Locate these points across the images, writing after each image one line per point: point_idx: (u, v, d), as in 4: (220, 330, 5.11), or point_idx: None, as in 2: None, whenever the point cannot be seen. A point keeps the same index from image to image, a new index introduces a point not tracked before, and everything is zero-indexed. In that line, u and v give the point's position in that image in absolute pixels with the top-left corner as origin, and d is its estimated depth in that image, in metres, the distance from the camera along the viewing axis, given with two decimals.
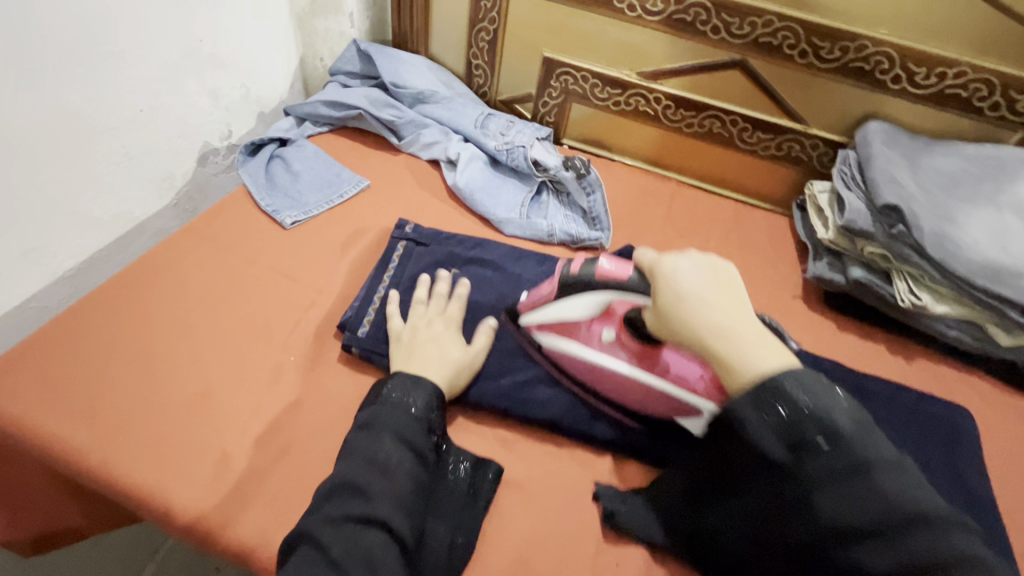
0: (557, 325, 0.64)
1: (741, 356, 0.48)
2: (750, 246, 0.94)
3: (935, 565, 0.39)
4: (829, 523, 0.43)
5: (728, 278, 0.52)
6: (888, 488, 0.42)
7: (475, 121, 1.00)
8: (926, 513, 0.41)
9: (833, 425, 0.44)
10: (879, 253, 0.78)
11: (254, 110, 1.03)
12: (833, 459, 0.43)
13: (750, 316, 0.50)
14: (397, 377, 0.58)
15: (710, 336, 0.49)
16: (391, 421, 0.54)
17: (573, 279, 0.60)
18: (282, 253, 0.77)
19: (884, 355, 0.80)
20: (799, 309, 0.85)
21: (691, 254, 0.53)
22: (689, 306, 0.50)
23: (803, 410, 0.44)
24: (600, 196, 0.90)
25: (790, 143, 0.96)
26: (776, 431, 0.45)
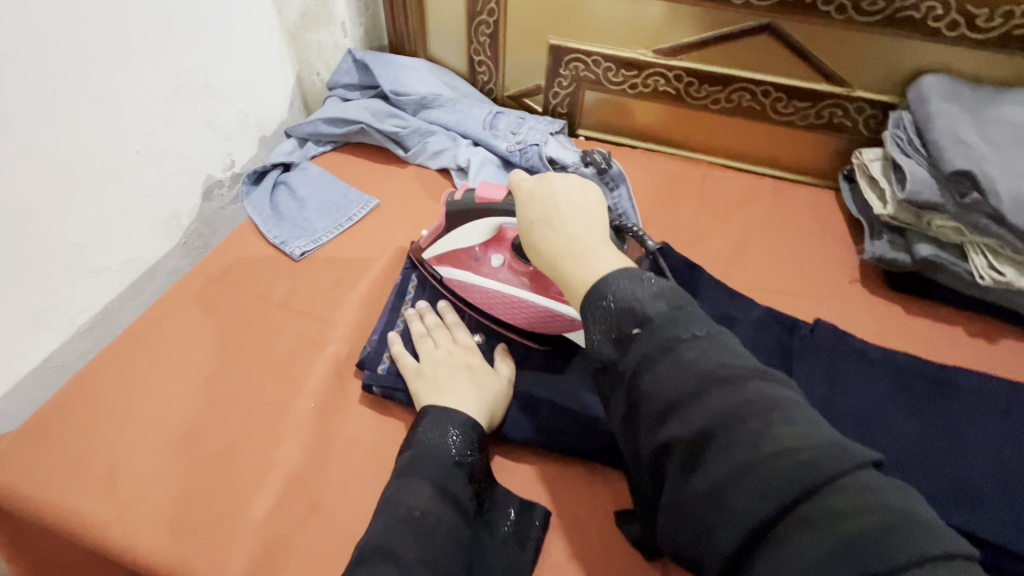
0: (451, 254, 0.67)
1: (581, 264, 0.50)
2: (795, 229, 0.85)
3: (736, 419, 0.36)
4: (644, 401, 0.40)
5: (583, 204, 0.54)
6: (692, 359, 0.40)
7: (483, 122, 0.94)
8: (736, 374, 0.39)
9: (642, 311, 0.43)
10: (949, 226, 0.69)
11: (254, 135, 0.99)
12: (644, 341, 0.42)
13: (595, 235, 0.52)
14: (430, 417, 0.54)
15: (558, 247, 0.52)
16: (427, 467, 0.49)
17: (457, 205, 0.65)
18: (293, 287, 0.73)
19: (963, 338, 0.71)
20: (859, 294, 0.76)
21: (548, 181, 0.56)
22: (540, 228, 0.54)
23: (623, 302, 0.44)
24: (626, 191, 0.83)
25: (831, 109, 0.87)
26: (603, 329, 0.45)
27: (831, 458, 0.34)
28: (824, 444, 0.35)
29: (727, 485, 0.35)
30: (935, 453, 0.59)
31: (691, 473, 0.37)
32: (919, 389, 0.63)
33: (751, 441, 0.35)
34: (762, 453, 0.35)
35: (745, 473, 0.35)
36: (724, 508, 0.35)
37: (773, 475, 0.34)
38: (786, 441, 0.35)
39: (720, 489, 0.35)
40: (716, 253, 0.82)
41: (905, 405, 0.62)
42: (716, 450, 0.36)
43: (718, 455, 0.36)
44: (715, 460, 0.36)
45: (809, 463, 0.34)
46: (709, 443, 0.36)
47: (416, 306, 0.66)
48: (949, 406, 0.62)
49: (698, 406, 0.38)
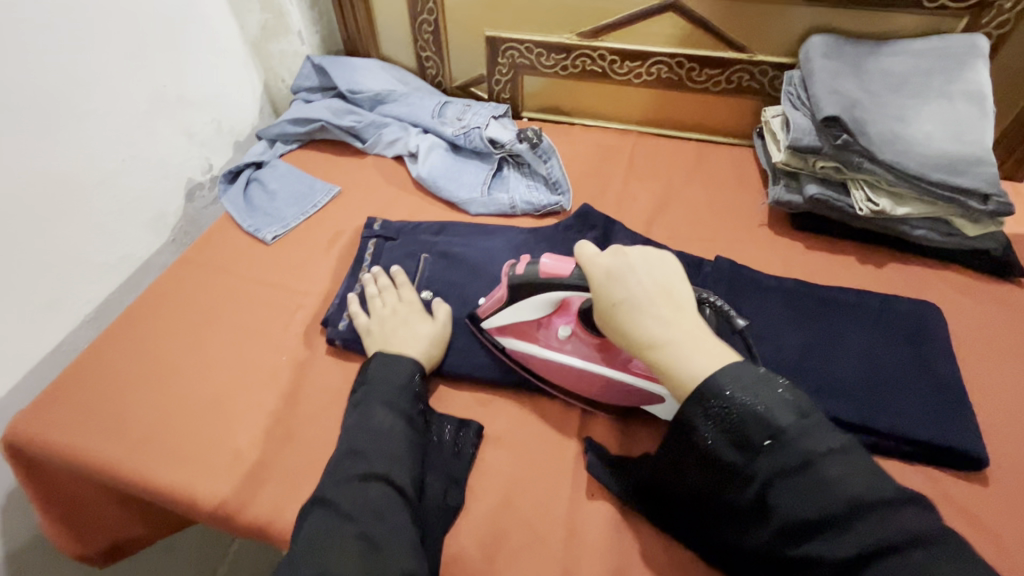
0: (515, 326, 0.66)
1: (679, 355, 0.51)
2: (713, 183, 0.95)
3: (890, 550, 0.42)
4: (781, 515, 0.46)
5: (666, 281, 0.55)
6: (830, 479, 0.44)
7: (432, 111, 1.04)
8: (882, 503, 0.44)
9: (775, 424, 0.46)
10: (831, 166, 0.78)
11: (229, 140, 1.10)
12: (780, 456, 0.46)
13: (685, 319, 0.53)
14: (379, 357, 0.64)
15: (647, 334, 0.52)
16: (379, 392, 0.61)
17: (519, 281, 0.62)
18: (267, 266, 0.84)
19: (853, 265, 0.80)
20: (766, 235, 0.86)
21: (631, 260, 0.56)
22: (630, 314, 0.53)
23: (750, 412, 0.47)
24: (557, 161, 0.93)
25: (739, 74, 0.96)
26: (726, 436, 0.48)
27: None
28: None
29: None
30: (815, 358, 0.68)
31: None
32: (805, 308, 0.73)
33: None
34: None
35: None
36: None
37: None
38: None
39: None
40: (641, 210, 0.91)
41: (793, 322, 0.72)
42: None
43: None
44: None
45: None
46: (861, 568, 0.43)
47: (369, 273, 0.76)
48: (832, 319, 0.72)
49: (855, 534, 0.44)
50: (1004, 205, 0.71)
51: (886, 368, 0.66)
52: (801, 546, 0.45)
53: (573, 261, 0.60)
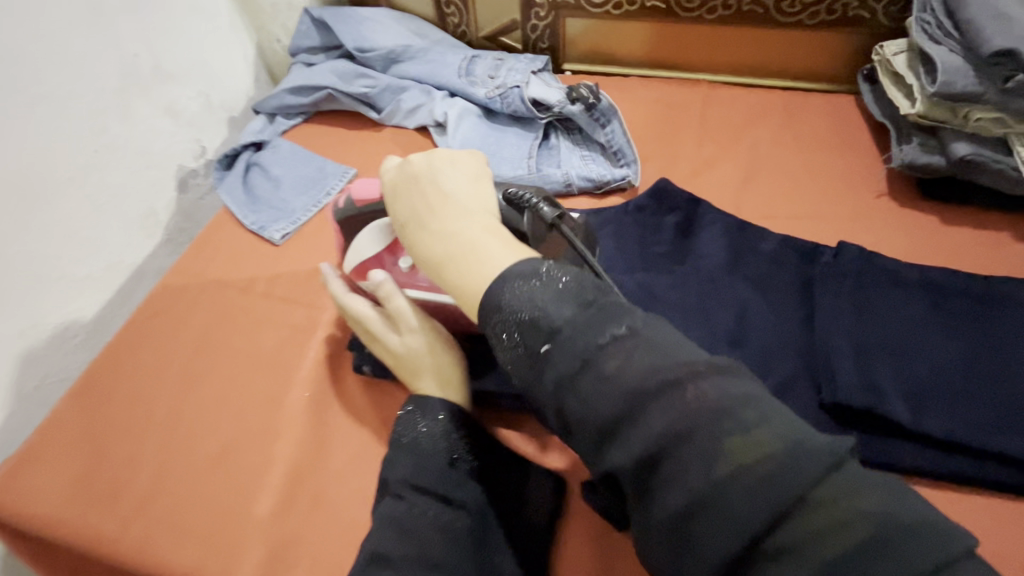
0: (359, 268, 0.57)
1: (468, 262, 0.41)
2: (812, 144, 0.77)
3: (682, 436, 0.31)
4: (574, 428, 0.34)
5: (450, 187, 0.47)
6: (610, 372, 0.33)
7: (459, 69, 0.87)
8: (673, 380, 0.32)
9: (548, 324, 0.36)
10: (990, 117, 0.60)
11: (222, 117, 0.94)
12: (559, 360, 0.35)
13: (478, 223, 0.44)
14: (404, 412, 0.50)
15: (432, 249, 0.44)
16: (402, 465, 0.46)
17: (345, 217, 0.57)
18: (277, 274, 0.70)
19: (1010, 243, 0.63)
20: (891, 209, 0.68)
21: (417, 172, 0.48)
22: (415, 230, 0.46)
23: (525, 318, 0.37)
24: (619, 125, 0.75)
25: (843, 1, 0.77)
26: (512, 350, 0.37)
27: (801, 470, 0.29)
28: (788, 448, 0.29)
29: (686, 516, 0.30)
30: (986, 374, 0.53)
31: (650, 505, 0.32)
32: (957, 308, 0.57)
33: (703, 459, 0.30)
34: (723, 472, 0.29)
35: (705, 503, 0.30)
36: (692, 544, 0.30)
37: (761, 500, 0.29)
38: (742, 456, 0.30)
39: (682, 517, 0.30)
40: (724, 180, 0.74)
41: (945, 326, 0.56)
42: (669, 473, 0.31)
43: (674, 480, 0.31)
44: (670, 489, 0.31)
45: (781, 481, 0.29)
46: (658, 465, 0.31)
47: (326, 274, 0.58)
48: (998, 320, 0.56)
49: (644, 429, 0.32)
50: None
51: None
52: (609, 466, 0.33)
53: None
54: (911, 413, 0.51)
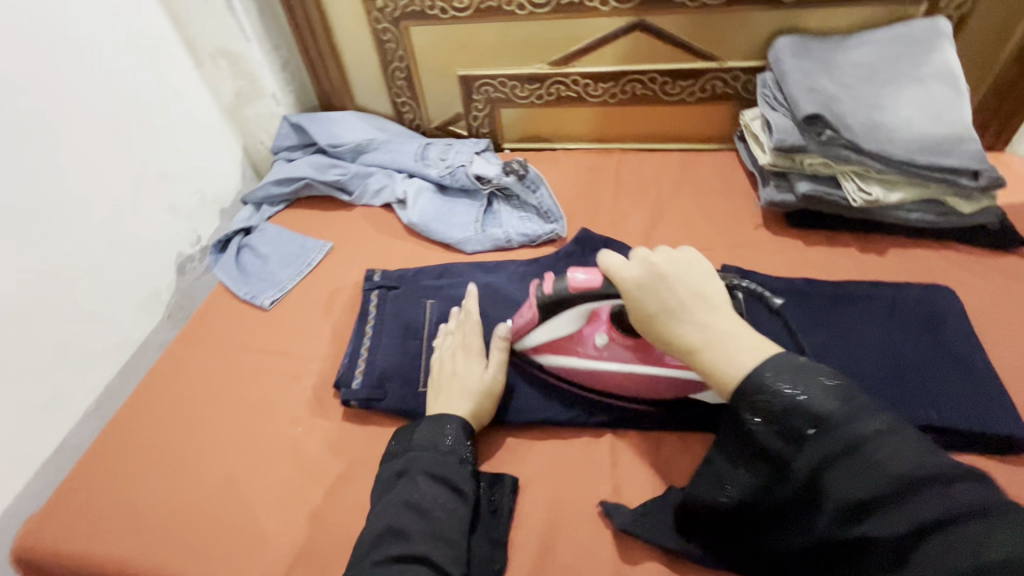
0: (549, 341, 0.67)
1: (725, 357, 0.52)
2: (703, 191, 0.95)
3: (946, 524, 0.39)
4: (830, 496, 0.44)
5: (695, 283, 0.56)
6: (878, 458, 0.43)
7: (415, 154, 1.05)
8: (939, 478, 0.41)
9: (814, 412, 0.46)
10: (818, 161, 0.79)
11: (214, 209, 1.09)
12: (823, 442, 0.45)
13: (714, 319, 0.54)
14: (425, 419, 0.63)
15: (688, 341, 0.54)
16: (425, 461, 0.59)
17: (547, 300, 0.63)
18: (269, 332, 0.82)
19: (857, 255, 0.80)
20: (765, 236, 0.86)
21: (684, 259, 0.57)
22: (665, 322, 0.55)
23: (790, 402, 0.47)
24: (546, 190, 0.93)
25: (713, 82, 0.98)
26: (769, 425, 0.48)
27: None
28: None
29: None
30: (835, 355, 0.67)
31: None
32: (817, 306, 0.72)
33: (968, 546, 0.38)
34: (972, 561, 0.37)
35: None
36: None
37: None
38: (998, 548, 0.37)
39: None
40: (636, 226, 0.91)
41: (807, 321, 0.71)
42: (928, 555, 0.39)
43: (930, 557, 0.39)
44: (928, 564, 0.39)
45: None
46: (919, 544, 0.40)
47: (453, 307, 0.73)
48: (851, 314, 0.71)
49: (902, 509, 0.41)
50: (993, 178, 0.72)
51: (912, 362, 0.66)
52: (853, 533, 0.43)
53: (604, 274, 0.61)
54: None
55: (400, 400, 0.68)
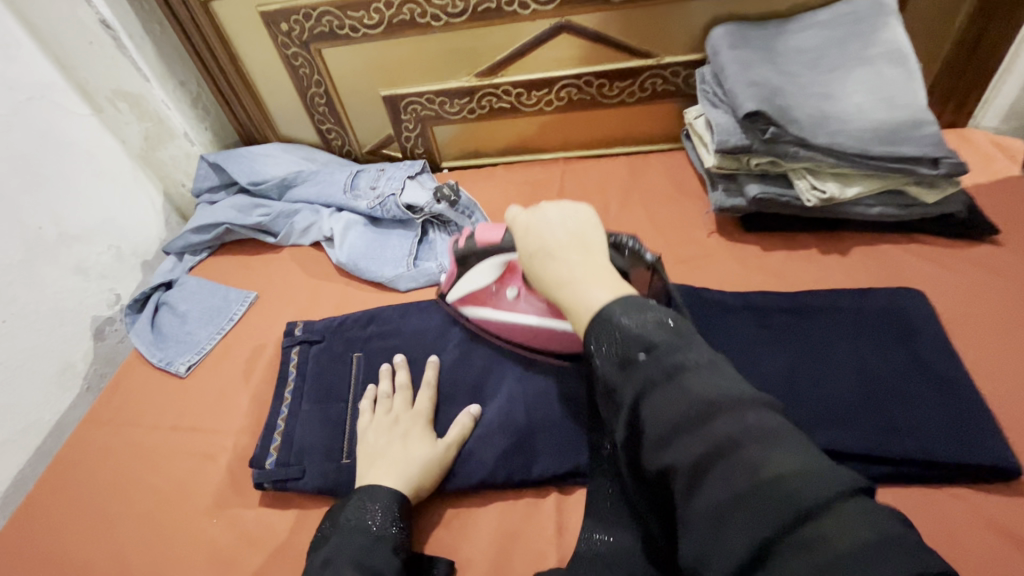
0: (471, 294, 0.67)
1: (580, 292, 0.45)
2: (652, 198, 0.88)
3: (735, 447, 0.33)
4: (643, 426, 0.37)
5: (577, 230, 0.51)
6: (695, 387, 0.36)
7: (344, 185, 0.97)
8: (738, 401, 0.35)
9: (646, 336, 0.39)
10: (765, 161, 0.72)
11: (135, 263, 1.01)
12: (647, 368, 0.38)
13: (582, 258, 0.48)
14: (351, 499, 0.55)
15: (554, 280, 0.48)
16: (353, 544, 0.50)
17: (464, 253, 0.66)
18: (184, 404, 0.74)
19: (817, 258, 0.74)
20: (719, 244, 0.79)
21: (563, 205, 0.53)
22: (538, 262, 0.50)
23: (626, 329, 0.40)
24: (481, 215, 0.87)
25: (652, 80, 0.91)
26: (603, 353, 0.41)
27: (827, 487, 0.31)
28: (821, 472, 0.32)
29: (719, 515, 0.32)
30: (801, 378, 0.60)
31: (687, 505, 0.34)
32: (776, 322, 0.65)
33: (751, 468, 0.32)
34: (751, 482, 0.32)
35: (738, 509, 0.32)
36: (719, 541, 0.32)
37: (785, 507, 0.31)
38: (775, 472, 0.32)
39: (716, 520, 0.32)
40: None
41: (768, 340, 0.63)
42: (713, 482, 0.33)
43: (714, 484, 0.33)
44: (712, 488, 0.33)
45: (807, 497, 0.31)
46: (706, 472, 0.34)
47: (386, 364, 0.68)
48: (814, 328, 0.64)
49: (701, 435, 0.34)
50: (955, 164, 0.66)
51: (884, 379, 0.58)
52: (659, 467, 0.36)
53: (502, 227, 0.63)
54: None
55: (320, 478, 0.60)
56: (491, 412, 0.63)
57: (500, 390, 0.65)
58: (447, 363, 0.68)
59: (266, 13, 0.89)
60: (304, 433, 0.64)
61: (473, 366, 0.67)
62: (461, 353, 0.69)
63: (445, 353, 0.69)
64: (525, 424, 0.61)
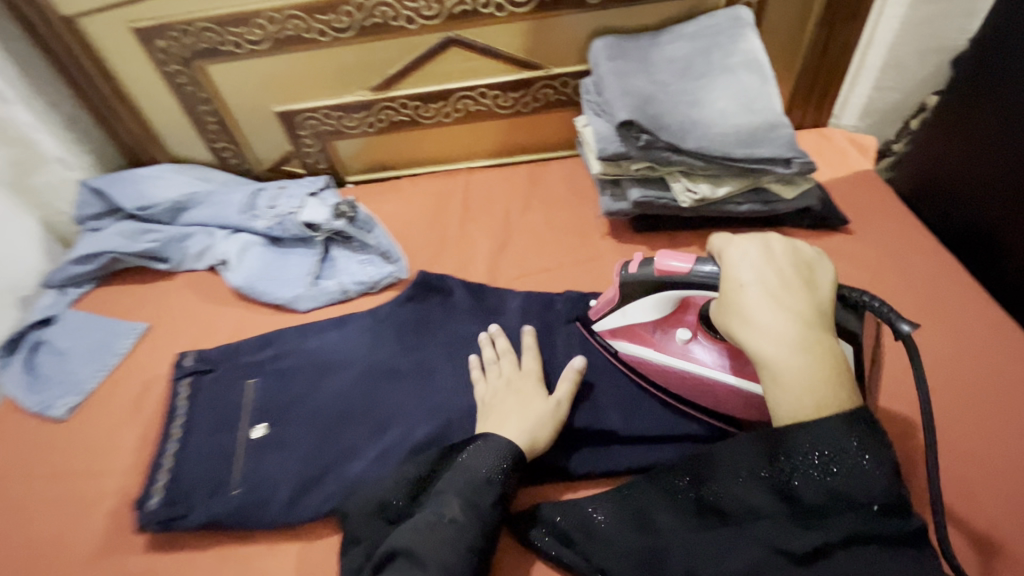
0: (629, 331, 0.67)
1: (797, 370, 0.49)
2: (551, 204, 0.91)
3: None
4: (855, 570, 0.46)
5: (814, 287, 0.54)
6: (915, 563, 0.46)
7: (242, 205, 0.92)
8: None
9: (880, 489, 0.47)
10: (643, 166, 0.76)
11: (9, 300, 0.91)
12: (871, 523, 0.47)
13: (785, 310, 0.51)
14: (472, 441, 0.58)
15: (769, 338, 0.50)
16: (458, 482, 0.54)
17: (633, 281, 0.63)
18: (63, 449, 0.70)
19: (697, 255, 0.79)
20: (611, 246, 0.83)
21: (768, 237, 0.56)
22: (739, 302, 0.53)
23: (859, 469, 0.47)
24: (381, 230, 0.86)
25: (544, 90, 0.94)
26: (816, 473, 0.49)
27: None
28: None
29: None
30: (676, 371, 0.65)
31: None
32: None
33: None
34: None
35: None
36: None
37: None
38: None
39: None
40: (483, 251, 0.86)
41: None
42: None
43: None
44: None
45: None
46: None
47: (486, 332, 0.69)
48: None
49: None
50: (805, 164, 0.73)
51: None
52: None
53: (688, 256, 0.60)
54: (619, 419, 0.66)
55: (207, 514, 0.58)
56: (392, 425, 0.63)
57: (399, 406, 0.65)
58: (343, 383, 0.67)
59: (140, 29, 0.85)
60: (191, 468, 0.62)
61: (371, 383, 0.67)
62: (361, 371, 0.68)
63: (342, 373, 0.68)
64: (422, 436, 0.62)
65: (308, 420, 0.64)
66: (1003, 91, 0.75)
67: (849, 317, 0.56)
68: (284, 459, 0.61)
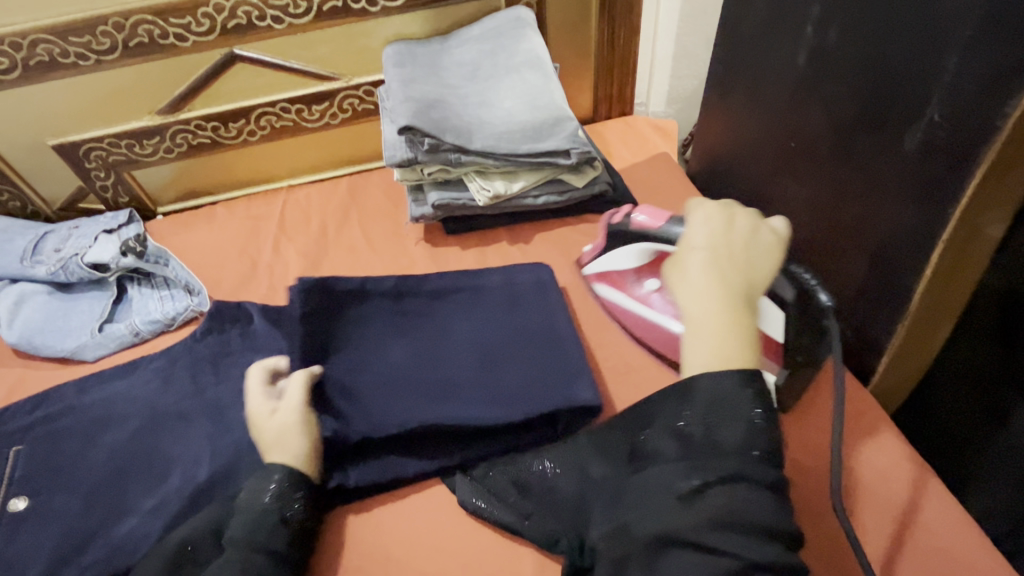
0: (607, 276, 0.73)
1: (704, 338, 0.46)
2: (370, 214, 0.90)
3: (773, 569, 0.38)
4: (709, 502, 0.40)
5: (758, 260, 0.51)
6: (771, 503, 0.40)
7: (22, 252, 0.82)
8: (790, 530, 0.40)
9: (754, 430, 0.42)
10: (437, 169, 0.76)
11: None
12: (744, 458, 0.41)
13: (724, 279, 0.48)
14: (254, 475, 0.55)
15: (693, 301, 0.47)
16: (235, 523, 0.51)
17: (620, 228, 0.70)
18: None
19: (507, 250, 0.81)
20: (426, 250, 0.83)
21: (733, 213, 0.53)
22: (684, 261, 0.50)
23: (735, 410, 0.43)
24: (177, 261, 0.81)
25: (349, 100, 0.92)
26: (706, 411, 0.43)
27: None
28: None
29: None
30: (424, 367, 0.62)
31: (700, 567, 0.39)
32: (407, 309, 0.67)
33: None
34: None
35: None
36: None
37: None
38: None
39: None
40: (296, 271, 0.82)
41: (396, 332, 0.64)
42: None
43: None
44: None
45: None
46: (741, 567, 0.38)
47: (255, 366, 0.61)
48: None
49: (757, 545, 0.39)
50: (584, 153, 0.76)
51: None
52: (711, 540, 0.39)
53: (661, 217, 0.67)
54: (361, 429, 0.56)
55: None
56: (173, 471, 0.59)
57: (183, 449, 0.61)
58: (121, 435, 0.62)
59: None
60: None
61: (153, 430, 0.62)
62: (143, 420, 0.63)
63: (121, 425, 0.63)
64: (203, 479, 0.58)
65: (75, 483, 0.59)
66: (737, 58, 0.71)
67: (785, 286, 0.61)
68: (45, 530, 0.56)
